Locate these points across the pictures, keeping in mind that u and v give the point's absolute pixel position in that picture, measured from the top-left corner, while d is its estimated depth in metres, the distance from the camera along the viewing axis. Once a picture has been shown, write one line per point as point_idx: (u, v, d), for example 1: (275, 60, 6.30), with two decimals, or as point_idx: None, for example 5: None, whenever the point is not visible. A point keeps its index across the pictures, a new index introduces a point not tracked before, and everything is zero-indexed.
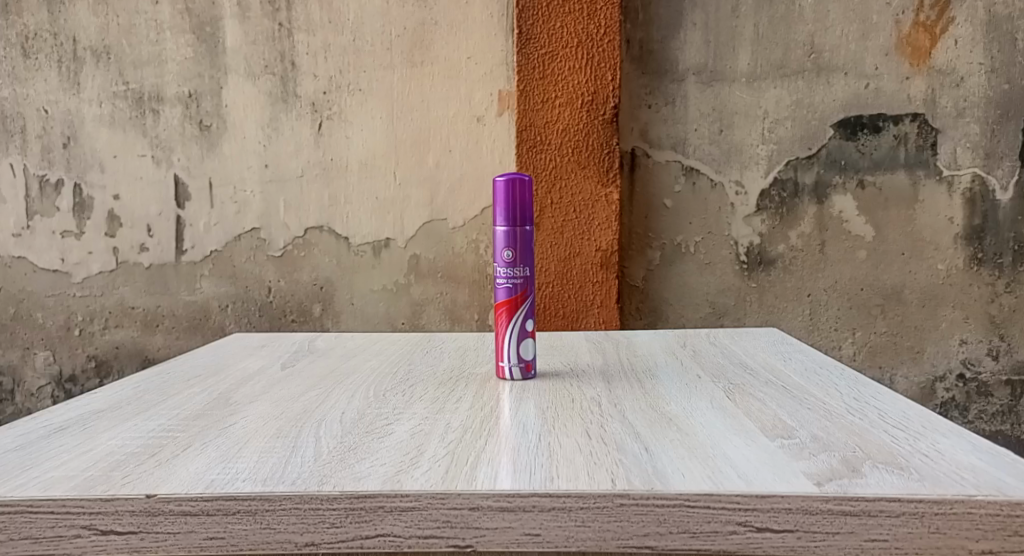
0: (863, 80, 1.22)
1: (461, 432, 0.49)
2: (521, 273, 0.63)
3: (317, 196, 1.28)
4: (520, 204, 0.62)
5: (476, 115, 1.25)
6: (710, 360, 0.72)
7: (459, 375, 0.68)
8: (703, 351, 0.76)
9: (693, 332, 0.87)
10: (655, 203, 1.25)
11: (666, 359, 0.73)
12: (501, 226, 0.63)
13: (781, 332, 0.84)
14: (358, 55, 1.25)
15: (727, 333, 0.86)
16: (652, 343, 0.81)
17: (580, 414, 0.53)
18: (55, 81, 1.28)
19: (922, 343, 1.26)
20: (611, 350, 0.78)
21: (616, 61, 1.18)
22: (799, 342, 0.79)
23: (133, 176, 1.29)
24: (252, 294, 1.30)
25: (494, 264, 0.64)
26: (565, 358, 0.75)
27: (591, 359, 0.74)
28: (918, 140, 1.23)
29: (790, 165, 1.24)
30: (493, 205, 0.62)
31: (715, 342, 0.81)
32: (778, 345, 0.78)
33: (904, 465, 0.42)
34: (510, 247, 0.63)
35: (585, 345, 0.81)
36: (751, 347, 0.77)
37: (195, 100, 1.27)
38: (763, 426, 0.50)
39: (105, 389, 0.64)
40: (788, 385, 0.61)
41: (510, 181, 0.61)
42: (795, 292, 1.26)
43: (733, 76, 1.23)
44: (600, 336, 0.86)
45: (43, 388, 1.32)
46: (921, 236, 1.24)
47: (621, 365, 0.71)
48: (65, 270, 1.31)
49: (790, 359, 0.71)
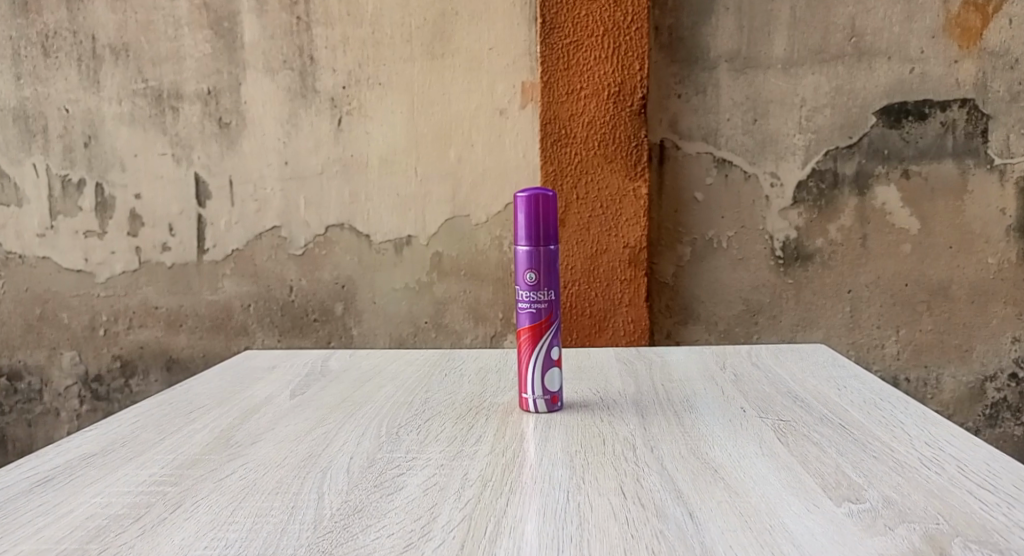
0: (907, 65, 1.15)
1: (479, 487, 0.46)
2: (544, 296, 0.60)
3: (338, 193, 1.25)
4: (544, 221, 0.58)
5: (499, 107, 1.21)
6: (754, 387, 0.68)
7: (480, 405, 0.65)
8: (746, 375, 0.72)
9: (734, 349, 0.83)
10: (685, 197, 1.20)
11: (705, 386, 0.69)
12: (523, 246, 0.59)
13: (831, 351, 0.79)
14: (378, 49, 1.22)
15: (770, 351, 0.81)
16: (689, 364, 0.77)
17: (614, 464, 0.50)
18: (75, 80, 1.27)
19: (971, 341, 1.19)
20: (645, 372, 0.74)
21: (645, 49, 1.13)
22: (852, 363, 0.75)
23: (154, 175, 1.28)
24: (274, 294, 1.28)
25: (516, 287, 0.61)
26: (594, 383, 0.71)
27: (623, 384, 0.70)
28: (967, 127, 1.16)
29: (829, 155, 1.18)
30: (515, 223, 0.59)
31: (758, 363, 0.76)
32: (830, 367, 0.73)
33: (1002, 545, 0.37)
34: (533, 268, 0.59)
35: (615, 366, 0.77)
36: (799, 370, 0.73)
37: (214, 97, 1.25)
38: (824, 485, 0.45)
39: (102, 425, 0.62)
40: (847, 424, 0.57)
41: (533, 196, 0.58)
42: (833, 288, 1.20)
43: (768, 62, 1.17)
44: (630, 355, 0.82)
45: (70, 388, 1.33)
46: (970, 228, 1.17)
47: (657, 394, 0.66)
48: (89, 270, 1.30)
49: (844, 388, 0.66)
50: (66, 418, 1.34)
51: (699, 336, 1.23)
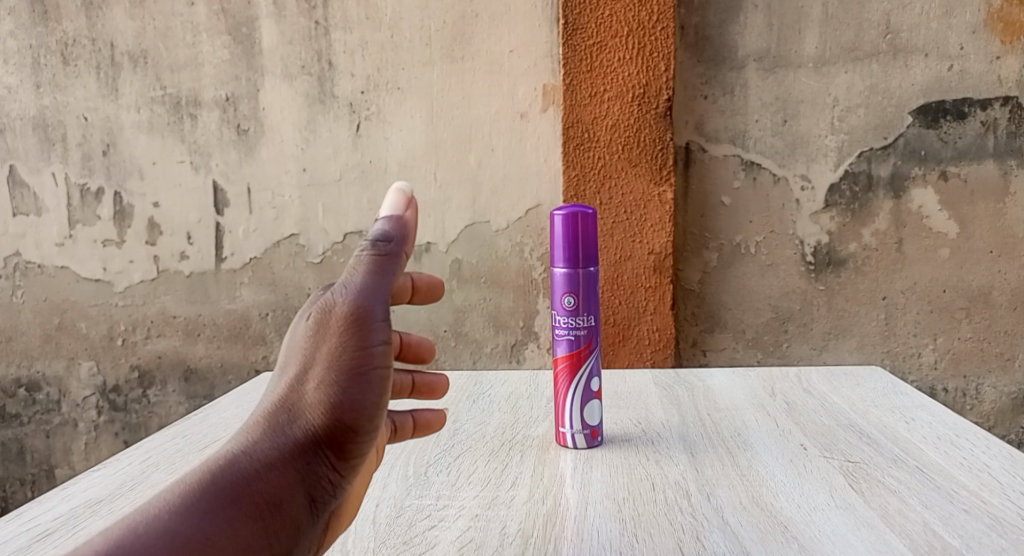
0: (946, 62, 1.11)
1: (518, 546, 0.45)
2: (584, 322, 0.61)
3: (357, 200, 1.23)
4: (582, 242, 0.59)
5: (520, 111, 1.18)
6: (810, 420, 0.66)
7: (512, 440, 0.65)
8: (800, 405, 0.71)
9: (782, 372, 0.82)
10: (712, 201, 1.17)
11: (758, 419, 0.67)
12: (561, 269, 0.60)
13: (890, 380, 0.77)
14: (397, 53, 1.20)
15: (821, 375, 0.80)
16: (736, 391, 0.76)
17: (668, 517, 0.47)
18: (94, 88, 1.26)
19: (1014, 350, 1.14)
20: (689, 401, 0.73)
21: (671, 49, 1.09)
22: (918, 393, 0.73)
23: (172, 182, 1.27)
24: (293, 302, 1.26)
25: (555, 312, 0.61)
26: (633, 413, 0.71)
27: (666, 415, 0.70)
28: (1009, 126, 1.11)
29: (863, 156, 1.13)
30: (552, 244, 0.60)
31: (811, 391, 0.75)
32: (889, 399, 0.71)
33: None
34: (571, 292, 0.60)
35: (654, 391, 0.77)
36: (857, 400, 0.71)
37: (232, 103, 1.24)
38: (914, 548, 0.42)
39: (107, 466, 0.61)
40: (926, 469, 0.54)
41: (571, 215, 0.58)
42: (867, 295, 1.16)
43: (799, 61, 1.13)
44: (669, 379, 0.81)
45: (88, 398, 1.32)
46: (1013, 232, 1.12)
47: (704, 428, 0.65)
48: (108, 280, 1.29)
49: (913, 423, 0.64)
50: (84, 428, 1.33)
51: (727, 344, 1.19)
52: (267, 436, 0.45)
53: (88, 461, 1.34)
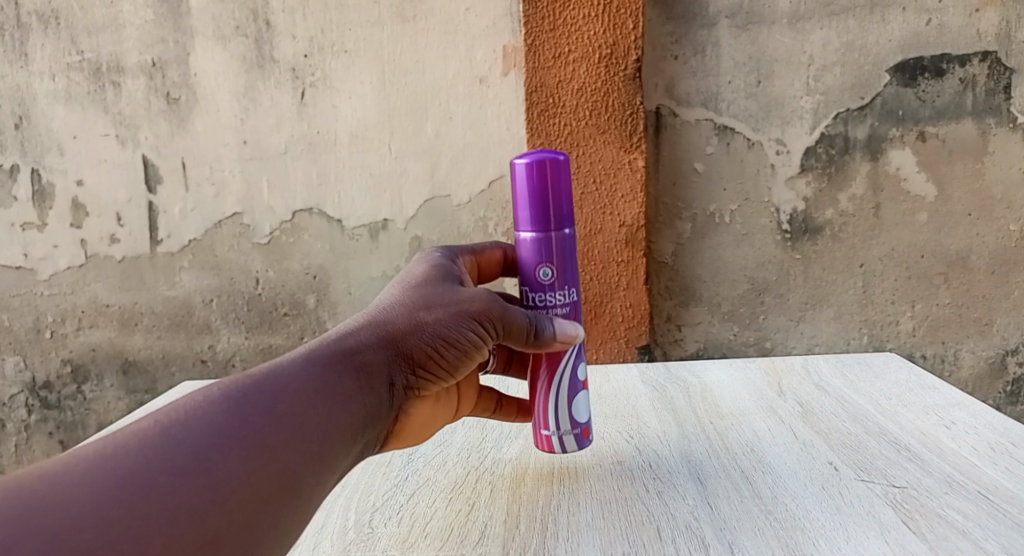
0: (924, 16, 1.05)
1: None
2: (562, 295, 0.58)
3: (304, 174, 1.13)
4: (552, 197, 0.56)
5: (479, 75, 1.09)
6: (836, 431, 0.63)
7: (480, 469, 0.61)
8: (813, 408, 0.69)
9: (787, 364, 0.81)
10: (685, 167, 1.11)
11: (775, 432, 0.64)
12: (531, 233, 0.56)
13: (913, 372, 0.76)
14: (341, 11, 1.09)
15: (831, 366, 0.80)
16: (738, 392, 0.74)
17: None
18: (0, 53, 1.13)
19: (991, 315, 1.11)
20: (689, 407, 0.71)
21: (639, 5, 1.02)
22: (950, 388, 0.71)
23: (96, 159, 1.15)
24: (238, 287, 1.17)
25: (529, 285, 0.58)
26: (623, 425, 0.68)
27: (662, 426, 0.67)
28: (988, 83, 1.06)
29: (840, 118, 1.08)
30: (517, 203, 0.56)
31: (825, 390, 0.73)
32: (910, 398, 0.69)
33: None
34: (545, 259, 0.57)
35: (645, 397, 0.75)
36: (880, 401, 0.69)
37: (160, 69, 1.12)
38: None
39: None
40: (994, 496, 0.50)
41: (536, 164, 0.55)
42: (845, 262, 1.11)
43: (773, 17, 1.07)
44: (658, 377, 0.80)
45: (16, 396, 1.21)
46: (991, 193, 1.08)
47: (713, 442, 0.62)
48: (30, 267, 1.18)
49: (955, 428, 0.62)
50: (14, 429, 1.23)
51: (702, 318, 1.14)
52: (382, 326, 0.52)
53: (20, 464, 1.23)
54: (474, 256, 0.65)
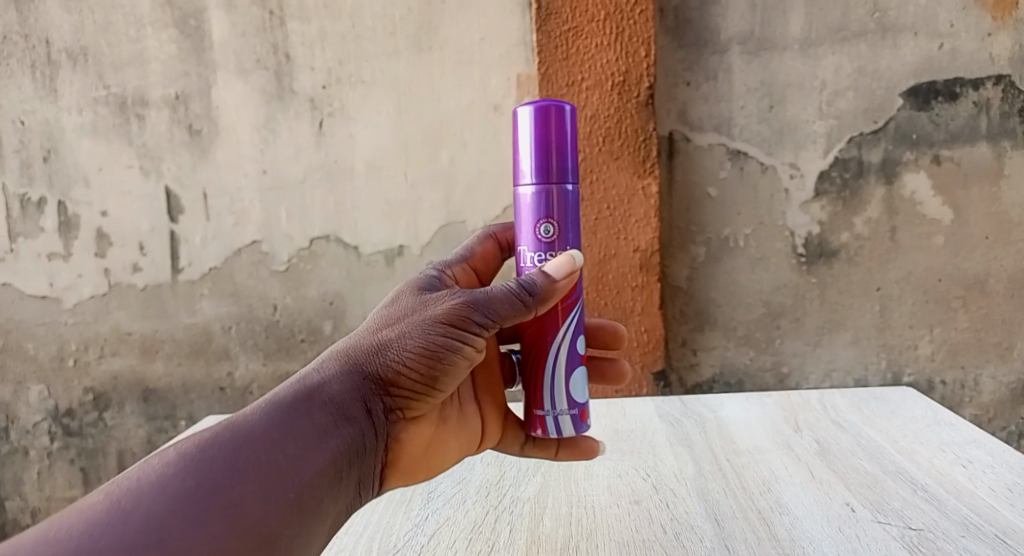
0: (936, 40, 1.06)
1: None
2: (559, 253, 0.61)
3: (322, 203, 1.15)
4: (555, 150, 0.59)
5: (493, 103, 1.11)
6: (853, 470, 0.69)
7: (500, 508, 0.66)
8: (830, 446, 0.74)
9: (805, 400, 0.87)
10: (698, 192, 1.11)
11: (793, 471, 0.69)
12: (534, 184, 0.59)
13: (932, 409, 0.83)
14: (359, 44, 1.12)
15: (849, 402, 0.86)
16: (755, 429, 0.80)
17: None
18: (30, 88, 1.17)
19: (1012, 339, 1.10)
20: (708, 443, 0.77)
21: (651, 34, 1.03)
22: (966, 426, 0.77)
23: (120, 190, 1.18)
24: (257, 314, 1.18)
25: (531, 239, 0.61)
26: (640, 462, 0.73)
27: (680, 463, 0.73)
28: (1003, 106, 1.06)
29: (853, 142, 1.08)
30: (525, 151, 0.59)
31: (842, 427, 0.79)
32: (925, 436, 0.75)
33: None
34: (547, 213, 0.60)
35: (663, 432, 0.80)
36: (896, 440, 0.75)
37: (183, 102, 1.15)
38: None
39: None
40: (1007, 537, 0.55)
41: (542, 112, 0.58)
42: (861, 286, 1.11)
43: (784, 43, 1.08)
44: (675, 413, 0.86)
45: (39, 424, 1.23)
46: (1009, 216, 1.07)
47: (732, 479, 0.68)
48: (55, 296, 1.20)
49: (971, 467, 0.68)
50: (36, 456, 1.24)
51: (718, 342, 1.14)
52: (349, 362, 0.58)
53: (41, 491, 1.25)
54: (466, 262, 0.72)
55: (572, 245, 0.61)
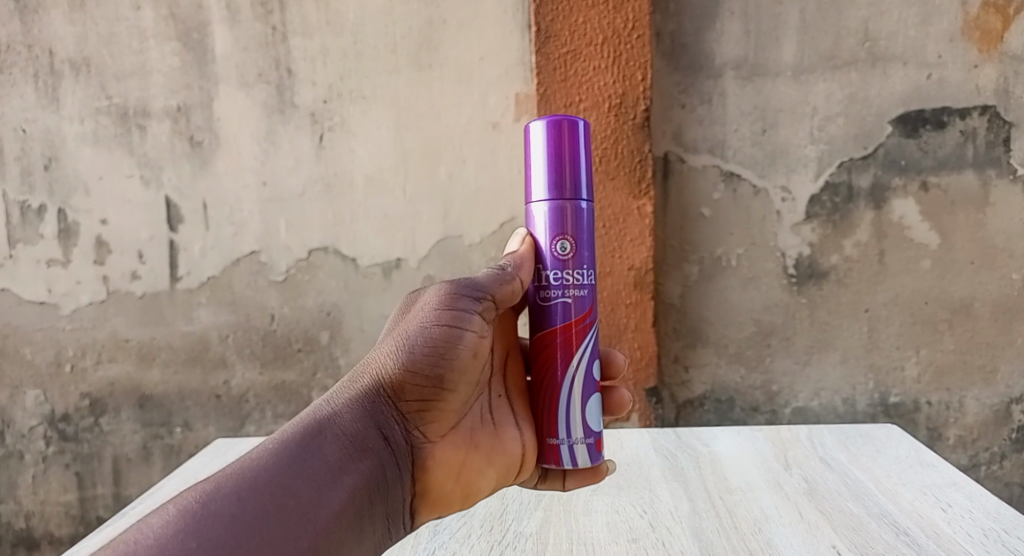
0: (924, 70, 1.08)
1: None
2: (573, 273, 0.63)
3: (321, 215, 1.17)
4: (569, 164, 0.62)
5: (492, 121, 1.13)
6: (840, 511, 0.71)
7: (501, 544, 0.68)
8: (818, 485, 0.77)
9: (793, 436, 0.89)
10: (692, 213, 1.13)
11: (782, 512, 0.71)
12: (547, 199, 0.62)
13: (915, 446, 0.85)
14: (360, 59, 1.14)
15: (835, 438, 0.88)
16: (745, 465, 0.82)
17: None
18: (33, 97, 1.18)
19: (996, 362, 1.12)
20: (700, 479, 0.79)
21: (647, 58, 1.06)
22: (946, 466, 0.80)
23: (121, 198, 1.19)
24: (254, 324, 1.19)
25: (546, 258, 0.63)
26: (636, 497, 0.75)
27: (674, 500, 0.75)
28: (988, 135, 1.09)
29: (843, 166, 1.11)
30: (541, 167, 0.62)
31: (828, 466, 0.81)
32: (907, 476, 0.78)
33: None
34: (562, 231, 0.62)
35: (657, 466, 0.83)
36: (881, 480, 0.77)
37: (185, 113, 1.17)
38: None
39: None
40: None
41: (555, 125, 0.62)
42: (850, 307, 1.13)
43: (777, 69, 1.10)
44: (670, 446, 0.88)
45: (34, 429, 1.24)
46: (993, 242, 1.10)
47: (725, 519, 0.70)
48: (52, 302, 1.21)
49: (950, 511, 0.70)
50: (30, 461, 1.25)
51: (709, 360, 1.16)
52: (355, 391, 0.61)
53: (35, 496, 1.25)
54: None
55: (586, 263, 0.64)
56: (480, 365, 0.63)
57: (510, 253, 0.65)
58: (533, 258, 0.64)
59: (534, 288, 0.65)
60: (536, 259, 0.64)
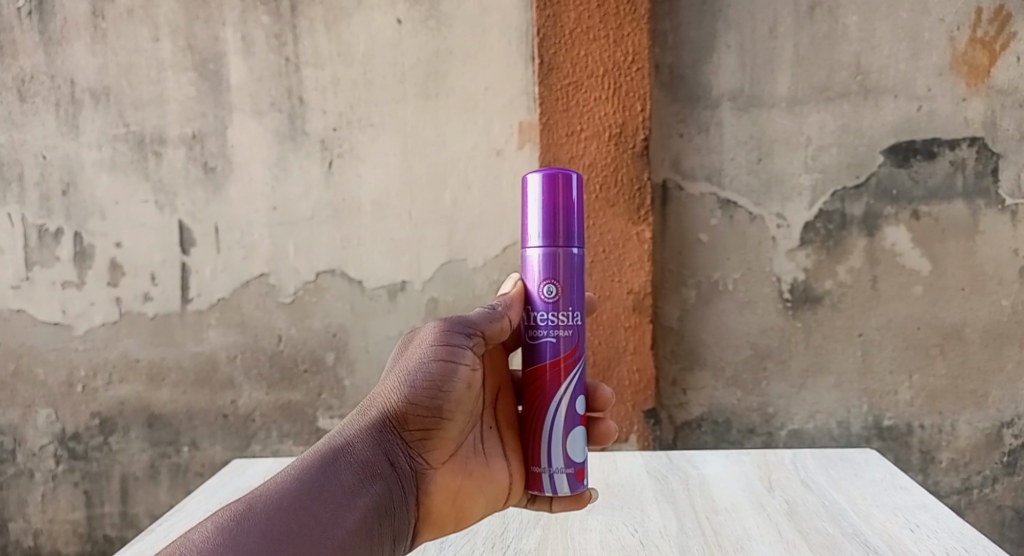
0: (914, 103, 1.12)
1: None
2: (564, 315, 0.66)
3: (329, 239, 1.20)
4: (562, 213, 0.65)
5: (496, 148, 1.17)
6: (817, 531, 0.73)
7: None
8: (798, 506, 0.79)
9: (778, 459, 0.92)
10: (690, 239, 1.17)
11: (763, 531, 0.74)
12: (541, 246, 0.65)
13: (890, 469, 0.88)
14: (369, 88, 1.18)
15: (817, 462, 0.91)
16: (733, 487, 0.84)
17: None
18: (53, 125, 1.22)
19: (987, 387, 1.15)
20: (689, 500, 0.81)
21: (646, 90, 1.09)
22: (919, 489, 0.82)
23: (135, 222, 1.22)
24: (262, 344, 1.22)
25: (537, 301, 0.66)
26: (629, 516, 0.78)
27: (664, 519, 0.77)
28: (977, 166, 1.12)
29: (837, 195, 1.14)
30: (535, 214, 0.65)
31: (808, 488, 0.84)
32: (881, 498, 0.80)
33: None
34: (554, 275, 0.65)
35: (649, 487, 0.85)
36: (858, 502, 0.80)
37: (199, 141, 1.20)
38: None
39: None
40: None
41: (550, 179, 0.65)
42: (844, 332, 1.16)
43: (772, 101, 1.14)
44: (661, 468, 0.91)
45: (45, 447, 1.26)
46: (983, 269, 1.13)
47: (709, 538, 0.73)
48: (66, 323, 1.24)
49: (918, 531, 0.72)
50: (41, 479, 1.27)
51: (706, 383, 1.18)
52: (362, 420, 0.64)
53: (44, 514, 1.27)
54: None
55: (576, 306, 0.66)
56: (473, 396, 0.66)
57: (502, 295, 0.69)
58: (522, 302, 0.68)
59: (525, 328, 0.68)
60: (527, 301, 0.67)
